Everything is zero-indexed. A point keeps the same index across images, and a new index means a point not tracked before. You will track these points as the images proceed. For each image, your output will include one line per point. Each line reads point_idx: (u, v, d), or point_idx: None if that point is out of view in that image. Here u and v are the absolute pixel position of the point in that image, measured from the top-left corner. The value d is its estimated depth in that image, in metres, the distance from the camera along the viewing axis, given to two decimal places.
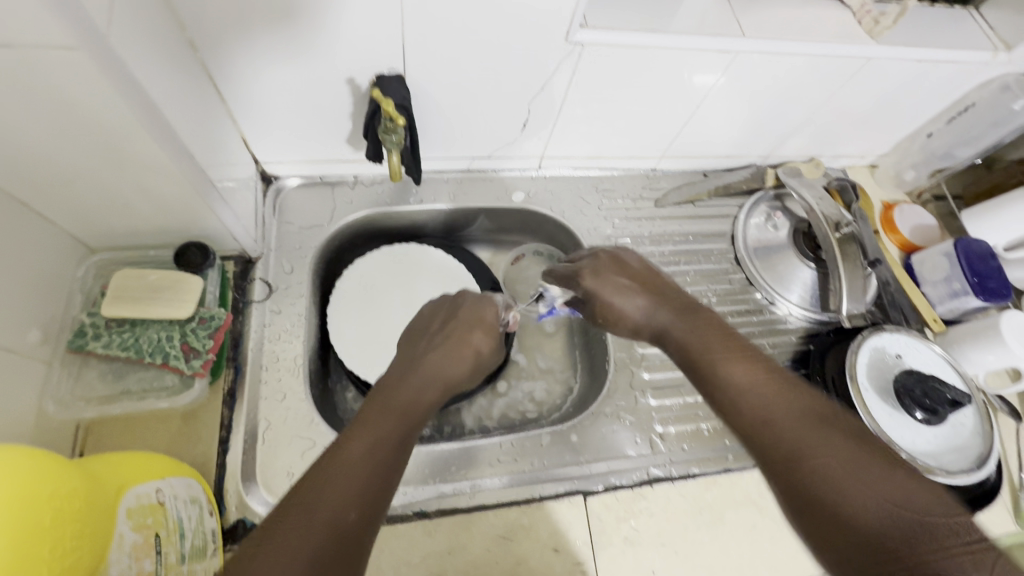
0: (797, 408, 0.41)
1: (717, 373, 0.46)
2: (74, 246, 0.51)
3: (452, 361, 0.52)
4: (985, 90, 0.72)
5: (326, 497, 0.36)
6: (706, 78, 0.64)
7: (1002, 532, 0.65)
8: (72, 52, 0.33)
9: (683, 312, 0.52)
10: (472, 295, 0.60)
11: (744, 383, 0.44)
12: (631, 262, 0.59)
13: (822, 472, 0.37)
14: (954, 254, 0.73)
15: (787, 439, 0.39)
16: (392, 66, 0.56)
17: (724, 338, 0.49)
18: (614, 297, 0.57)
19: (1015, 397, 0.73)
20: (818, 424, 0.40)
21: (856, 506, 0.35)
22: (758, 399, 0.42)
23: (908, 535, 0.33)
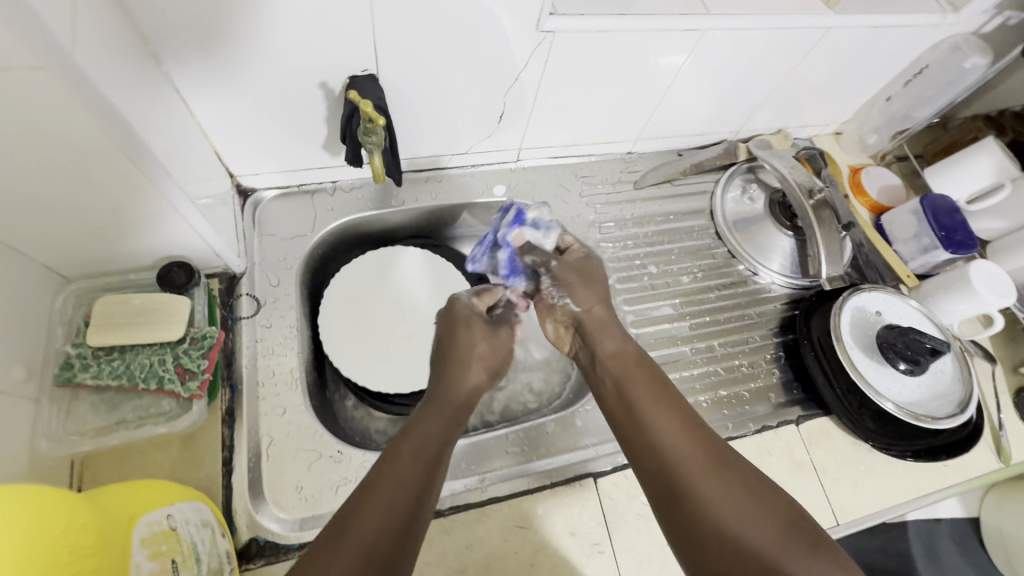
0: (696, 440, 0.45)
1: (640, 401, 0.49)
2: (50, 276, 0.49)
3: (475, 369, 0.55)
4: (937, 51, 0.75)
5: (376, 505, 0.39)
6: (674, 59, 0.65)
7: (988, 469, 0.68)
8: (41, 73, 0.32)
9: (606, 323, 0.57)
10: (460, 297, 0.60)
11: (650, 415, 0.47)
12: (597, 263, 0.62)
13: (704, 501, 0.41)
14: (920, 211, 0.77)
15: (689, 469, 0.43)
16: (365, 66, 0.55)
17: (643, 371, 0.52)
18: (576, 293, 0.58)
19: (987, 341, 0.77)
20: (698, 457, 0.44)
21: (737, 532, 0.39)
22: (667, 429, 0.46)
23: (801, 556, 0.38)
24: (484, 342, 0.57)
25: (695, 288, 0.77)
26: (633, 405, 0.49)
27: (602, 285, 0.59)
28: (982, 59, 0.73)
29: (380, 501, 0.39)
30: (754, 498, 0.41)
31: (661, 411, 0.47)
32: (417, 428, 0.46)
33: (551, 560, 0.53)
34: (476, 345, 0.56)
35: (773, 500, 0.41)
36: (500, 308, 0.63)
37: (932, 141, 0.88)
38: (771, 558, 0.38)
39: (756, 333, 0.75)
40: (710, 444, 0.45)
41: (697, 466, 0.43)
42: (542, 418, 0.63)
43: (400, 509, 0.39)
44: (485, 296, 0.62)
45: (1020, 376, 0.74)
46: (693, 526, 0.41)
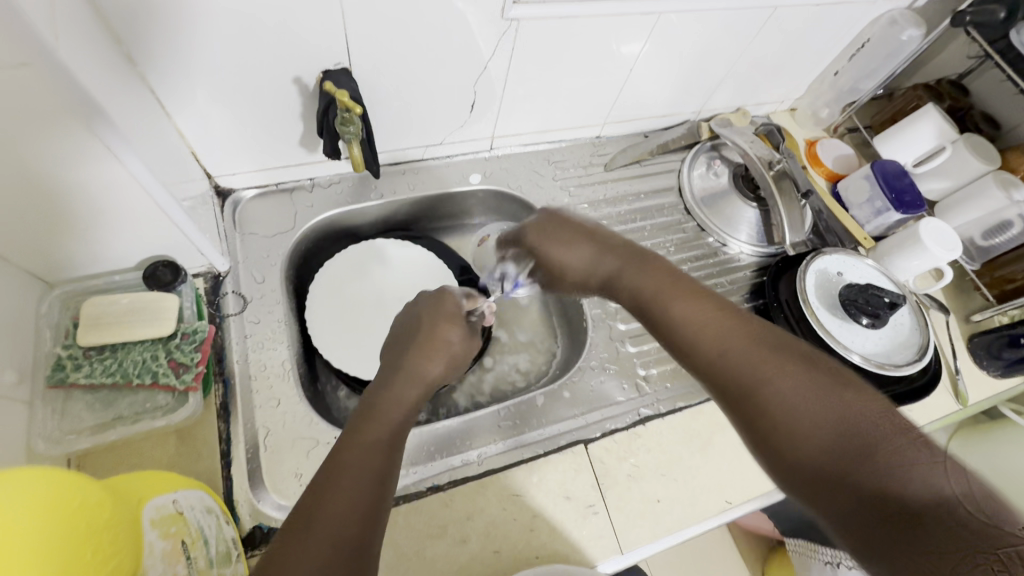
0: (753, 350, 0.44)
1: (689, 317, 0.48)
2: (33, 282, 0.49)
3: (438, 360, 0.55)
4: (877, 26, 0.80)
5: (331, 503, 0.38)
6: (633, 45, 0.68)
7: (948, 411, 0.73)
8: (25, 68, 0.34)
9: (631, 263, 0.56)
10: (451, 291, 0.61)
11: (703, 333, 0.47)
12: (576, 218, 0.63)
13: (769, 403, 0.41)
14: (872, 176, 0.81)
15: (749, 372, 0.43)
16: (337, 61, 0.56)
17: (687, 292, 0.51)
18: (577, 252, 0.60)
19: (940, 294, 0.82)
20: (758, 364, 0.43)
21: (813, 426, 0.38)
22: (721, 344, 0.45)
23: (885, 441, 0.36)
24: (455, 334, 0.58)
25: (668, 261, 0.80)
26: (679, 326, 0.49)
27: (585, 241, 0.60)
28: (917, 31, 0.78)
29: (342, 492, 0.39)
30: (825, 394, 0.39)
31: (710, 328, 0.47)
32: (375, 420, 0.46)
33: (549, 524, 0.56)
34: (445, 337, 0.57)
35: (848, 392, 0.40)
36: (477, 316, 0.64)
37: (879, 112, 0.93)
38: (844, 447, 0.37)
39: (729, 301, 0.79)
40: (768, 351, 0.44)
41: (757, 373, 0.43)
42: (531, 393, 0.66)
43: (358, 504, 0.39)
44: (471, 301, 0.63)
45: (972, 324, 0.80)
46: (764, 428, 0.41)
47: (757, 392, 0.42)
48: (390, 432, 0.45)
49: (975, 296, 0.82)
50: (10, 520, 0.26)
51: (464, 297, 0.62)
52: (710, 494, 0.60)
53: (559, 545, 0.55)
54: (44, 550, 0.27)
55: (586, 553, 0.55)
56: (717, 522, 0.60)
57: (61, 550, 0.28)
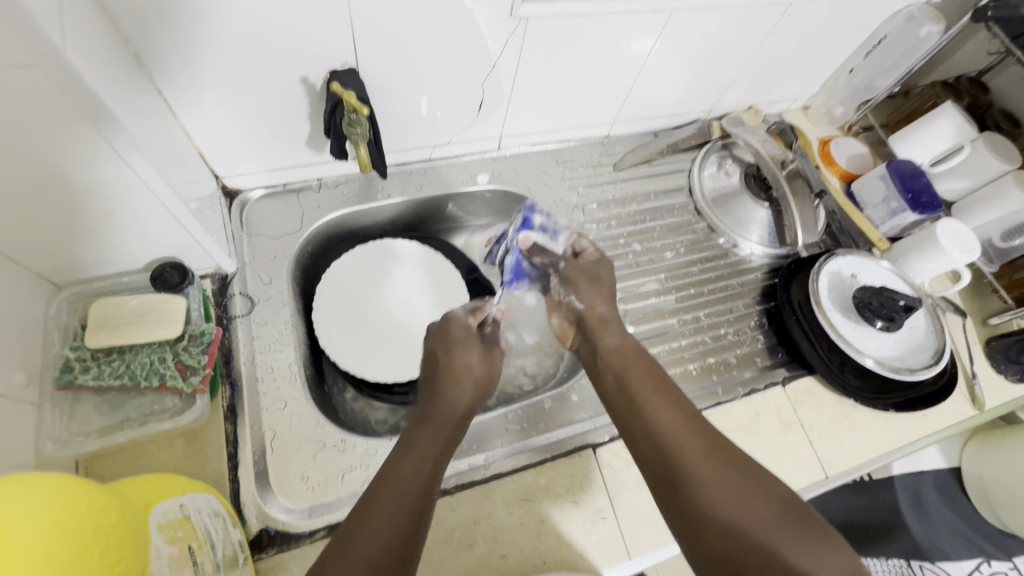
0: (699, 435, 0.46)
1: (640, 396, 0.50)
2: (41, 284, 0.49)
3: (469, 391, 0.53)
4: (894, 22, 0.78)
5: (374, 525, 0.39)
6: (643, 44, 0.67)
7: (964, 417, 0.72)
8: (33, 70, 0.34)
9: (608, 320, 0.59)
10: (455, 314, 0.60)
11: (653, 410, 0.48)
12: (607, 269, 0.64)
13: (702, 491, 0.42)
14: (888, 176, 0.80)
15: (687, 457, 0.44)
16: (345, 61, 0.56)
17: (644, 369, 0.53)
18: (581, 292, 0.62)
19: (957, 297, 0.80)
20: (703, 451, 0.44)
21: (740, 520, 0.40)
22: (670, 424, 0.47)
23: (797, 538, 0.39)
24: (476, 358, 0.56)
25: (678, 262, 0.79)
26: (634, 398, 0.50)
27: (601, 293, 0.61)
28: (936, 27, 0.76)
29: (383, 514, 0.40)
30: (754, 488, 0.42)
31: (661, 407, 0.49)
32: (419, 445, 0.46)
33: (557, 529, 0.55)
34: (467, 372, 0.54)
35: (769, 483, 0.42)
36: (489, 325, 0.62)
37: (895, 110, 0.92)
38: (767, 544, 0.39)
39: (740, 303, 0.78)
40: (711, 438, 0.46)
41: (698, 459, 0.44)
42: (538, 396, 0.65)
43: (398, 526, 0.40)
44: (479, 313, 0.62)
45: (990, 328, 0.78)
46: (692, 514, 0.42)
47: (688, 479, 0.43)
48: (434, 456, 0.46)
49: (993, 299, 0.80)
50: (18, 527, 0.26)
51: (470, 313, 0.61)
52: None
53: (566, 550, 0.54)
54: (54, 557, 0.27)
55: (593, 559, 0.54)
56: None
57: (70, 556, 0.28)
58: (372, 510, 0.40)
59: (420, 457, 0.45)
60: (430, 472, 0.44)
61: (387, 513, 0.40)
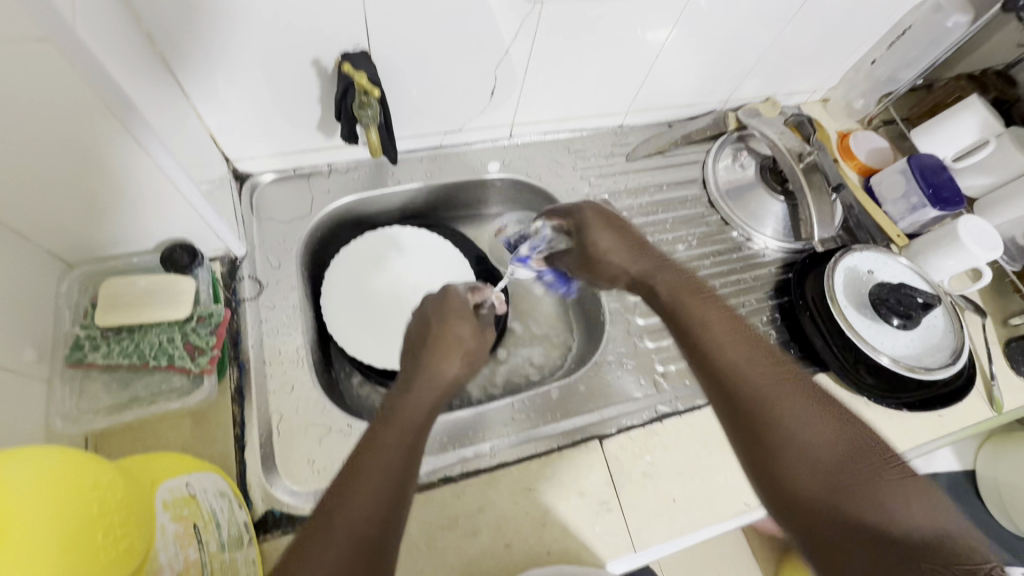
0: (767, 360, 0.43)
1: (708, 325, 0.47)
2: (53, 262, 0.49)
3: (456, 357, 0.53)
4: (920, 11, 0.76)
5: (358, 497, 0.37)
6: (659, 32, 0.66)
7: (981, 418, 0.70)
8: (41, 43, 0.33)
9: (660, 268, 0.55)
10: (453, 288, 0.60)
11: (712, 329, 0.46)
12: (592, 212, 0.61)
13: (774, 408, 0.40)
14: (908, 170, 0.78)
15: (758, 390, 0.41)
16: (356, 43, 0.55)
17: (699, 296, 0.50)
18: (612, 250, 0.58)
19: (977, 296, 0.78)
20: (767, 373, 0.42)
21: (811, 444, 0.38)
22: (731, 347, 0.45)
23: (876, 476, 0.35)
24: (468, 332, 0.56)
25: (690, 255, 0.78)
26: (687, 323, 0.48)
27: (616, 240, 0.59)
28: (964, 17, 0.74)
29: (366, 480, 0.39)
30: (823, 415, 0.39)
31: (722, 328, 0.46)
32: (400, 416, 0.45)
33: (562, 520, 0.55)
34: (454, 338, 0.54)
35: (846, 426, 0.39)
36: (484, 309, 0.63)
37: (916, 104, 0.89)
38: (849, 482, 0.35)
39: (752, 297, 0.76)
40: (778, 364, 0.43)
41: (765, 378, 0.42)
42: (545, 386, 0.64)
43: (383, 499, 0.38)
44: (476, 295, 0.63)
45: (1010, 328, 0.76)
46: (760, 434, 0.39)
47: (758, 399, 0.41)
48: (417, 427, 0.45)
49: (1013, 299, 0.78)
50: (24, 500, 0.26)
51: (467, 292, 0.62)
52: (727, 497, 0.59)
53: (571, 542, 0.54)
54: (61, 529, 0.27)
55: (598, 551, 0.54)
56: (733, 524, 0.58)
57: (76, 529, 0.28)
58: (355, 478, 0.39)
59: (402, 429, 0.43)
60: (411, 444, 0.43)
61: (369, 483, 0.38)
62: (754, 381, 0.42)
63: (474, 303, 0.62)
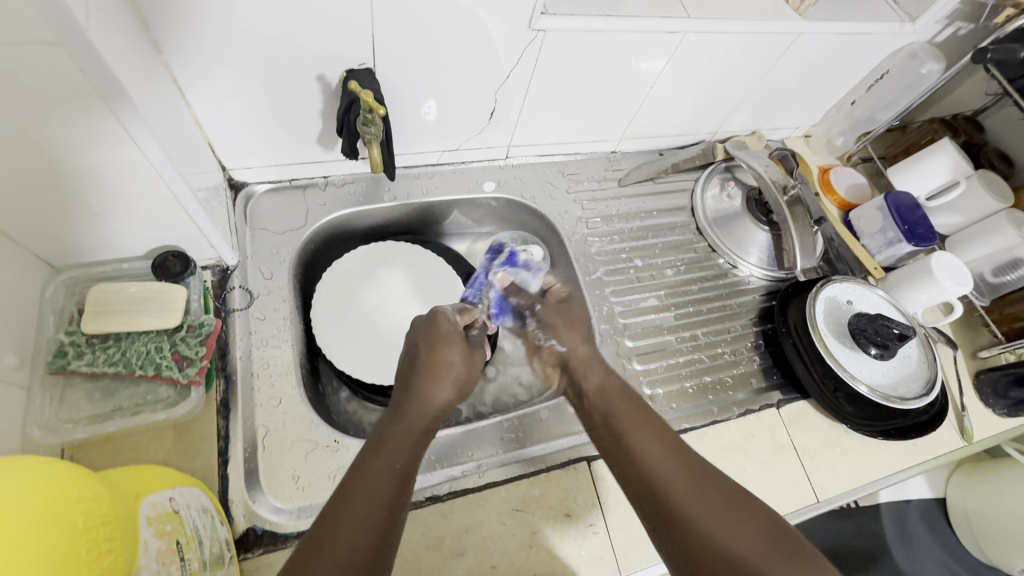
0: (685, 462, 0.47)
1: (625, 426, 0.51)
2: (40, 266, 0.48)
3: (451, 376, 0.53)
4: (896, 58, 0.80)
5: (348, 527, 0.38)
6: (653, 64, 0.68)
7: (953, 448, 0.72)
8: (53, 48, 0.33)
9: (591, 361, 0.59)
10: (443, 311, 0.58)
11: (636, 438, 0.49)
12: (578, 303, 0.66)
13: (688, 524, 0.42)
14: (885, 207, 0.81)
15: (671, 487, 0.45)
16: (362, 61, 0.56)
17: (628, 401, 0.54)
18: (561, 334, 0.62)
19: (948, 329, 0.82)
20: (684, 478, 0.45)
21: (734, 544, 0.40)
22: (652, 454, 0.48)
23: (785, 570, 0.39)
24: (462, 366, 0.54)
25: (678, 280, 0.80)
26: (619, 431, 0.51)
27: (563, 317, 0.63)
28: (937, 65, 0.78)
29: (364, 506, 0.40)
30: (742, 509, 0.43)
31: (645, 435, 0.50)
32: (391, 440, 0.45)
33: (548, 542, 0.54)
34: (449, 368, 0.53)
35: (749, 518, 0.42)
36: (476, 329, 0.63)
37: (893, 143, 0.94)
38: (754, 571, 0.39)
39: (737, 323, 0.78)
40: (695, 462, 0.47)
41: (684, 486, 0.44)
42: (534, 406, 0.65)
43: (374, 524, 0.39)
44: (465, 316, 0.61)
45: (979, 361, 0.79)
46: (684, 542, 0.42)
47: (678, 502, 0.44)
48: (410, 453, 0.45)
49: (983, 332, 0.82)
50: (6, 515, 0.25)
51: (457, 313, 0.60)
52: None
53: (557, 564, 0.54)
54: (44, 543, 0.26)
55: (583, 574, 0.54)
56: None
57: (60, 543, 0.27)
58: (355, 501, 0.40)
59: (394, 458, 0.44)
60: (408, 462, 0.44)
61: (367, 504, 0.40)
62: (663, 480, 0.45)
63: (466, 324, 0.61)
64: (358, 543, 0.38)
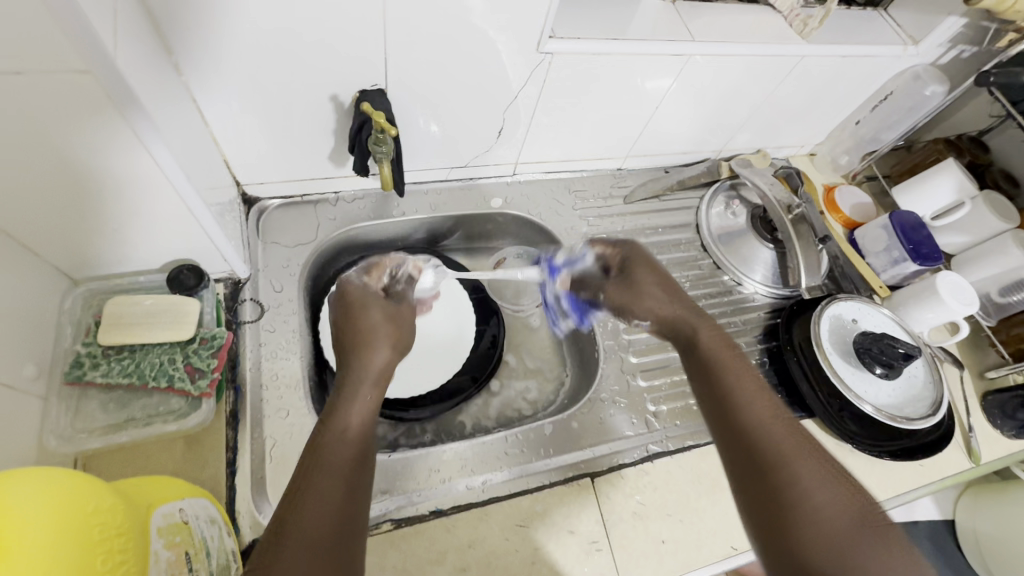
0: (788, 425, 0.44)
1: (725, 374, 0.48)
2: (58, 279, 0.50)
3: (380, 350, 0.52)
4: (900, 80, 0.81)
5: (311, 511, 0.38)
6: (659, 83, 0.69)
7: (960, 469, 0.72)
8: (84, 76, 0.35)
9: (684, 319, 0.55)
10: (350, 279, 0.58)
11: (744, 398, 0.46)
12: (636, 253, 0.60)
13: (786, 481, 0.41)
14: (890, 226, 0.82)
15: (770, 443, 0.43)
16: (374, 82, 0.58)
17: (731, 352, 0.51)
18: (639, 311, 0.58)
19: (955, 348, 0.82)
20: (784, 438, 0.43)
21: (825, 514, 0.39)
22: (758, 411, 0.45)
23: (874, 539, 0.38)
24: (386, 349, 0.52)
25: None
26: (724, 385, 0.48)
27: (653, 276, 0.58)
28: (940, 87, 0.79)
29: (317, 493, 0.39)
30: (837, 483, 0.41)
31: (749, 388, 0.47)
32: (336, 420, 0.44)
33: (550, 558, 0.54)
34: (374, 341, 0.52)
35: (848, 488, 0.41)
36: (397, 284, 0.62)
37: (899, 162, 0.94)
38: (840, 540, 0.38)
39: (742, 340, 0.79)
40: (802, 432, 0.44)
41: (794, 455, 0.42)
42: (539, 421, 0.65)
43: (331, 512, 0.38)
44: (374, 271, 0.60)
45: (986, 381, 0.79)
46: (770, 504, 0.41)
47: (782, 463, 0.42)
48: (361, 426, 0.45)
49: (989, 353, 0.81)
50: (20, 527, 0.27)
51: (363, 272, 0.60)
52: (715, 540, 0.59)
53: None
54: (59, 552, 0.27)
55: None
56: (719, 568, 0.58)
57: (73, 553, 0.28)
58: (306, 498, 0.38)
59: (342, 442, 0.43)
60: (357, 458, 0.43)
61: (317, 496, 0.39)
62: (764, 435, 0.44)
63: (378, 285, 0.60)
64: (317, 526, 0.37)
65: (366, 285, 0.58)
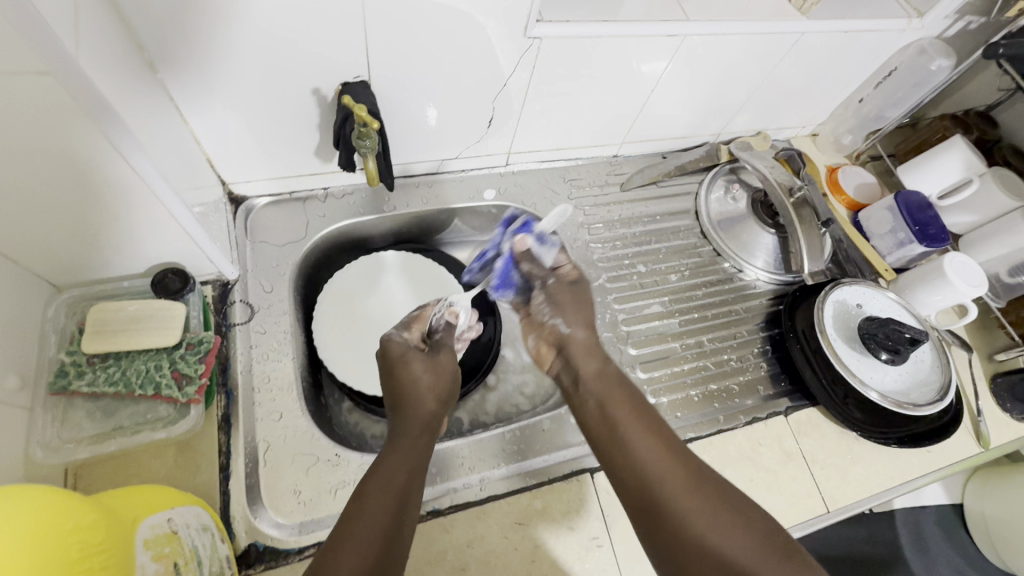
0: (675, 454, 0.45)
1: (615, 419, 0.48)
2: (39, 287, 0.49)
3: (426, 398, 0.51)
4: (905, 54, 0.78)
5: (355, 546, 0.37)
6: (654, 66, 0.67)
7: (969, 454, 0.70)
8: (44, 77, 0.34)
9: (591, 348, 0.55)
10: (393, 335, 0.57)
11: (631, 438, 0.46)
12: (589, 288, 0.61)
13: (681, 515, 0.40)
14: (895, 207, 0.79)
15: (663, 482, 0.43)
16: (357, 74, 0.56)
17: (621, 391, 0.51)
18: (568, 316, 0.57)
19: (963, 331, 0.80)
20: (674, 470, 0.43)
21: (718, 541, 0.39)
22: (644, 449, 0.45)
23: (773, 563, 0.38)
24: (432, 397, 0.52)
25: (683, 285, 0.79)
26: (615, 424, 0.48)
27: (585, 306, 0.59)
28: (947, 61, 0.76)
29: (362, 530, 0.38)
30: (729, 507, 0.41)
31: (637, 428, 0.47)
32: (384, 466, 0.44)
33: (551, 555, 0.54)
34: (419, 395, 0.51)
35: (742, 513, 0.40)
36: (438, 332, 0.60)
37: (903, 140, 0.92)
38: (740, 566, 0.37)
39: (744, 328, 0.77)
40: (690, 459, 0.44)
41: (682, 484, 0.42)
42: (537, 416, 0.64)
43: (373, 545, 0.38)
44: (415, 328, 0.60)
45: (995, 363, 0.77)
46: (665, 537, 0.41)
47: (667, 499, 0.41)
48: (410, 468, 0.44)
49: (998, 334, 0.80)
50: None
51: (404, 331, 0.59)
52: None
53: None
54: (42, 570, 0.27)
55: None
56: None
57: (55, 570, 0.28)
58: (348, 543, 0.37)
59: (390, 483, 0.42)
60: (404, 486, 0.43)
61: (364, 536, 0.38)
62: (656, 471, 0.43)
63: (417, 337, 0.59)
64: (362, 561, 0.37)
65: (405, 340, 0.57)
